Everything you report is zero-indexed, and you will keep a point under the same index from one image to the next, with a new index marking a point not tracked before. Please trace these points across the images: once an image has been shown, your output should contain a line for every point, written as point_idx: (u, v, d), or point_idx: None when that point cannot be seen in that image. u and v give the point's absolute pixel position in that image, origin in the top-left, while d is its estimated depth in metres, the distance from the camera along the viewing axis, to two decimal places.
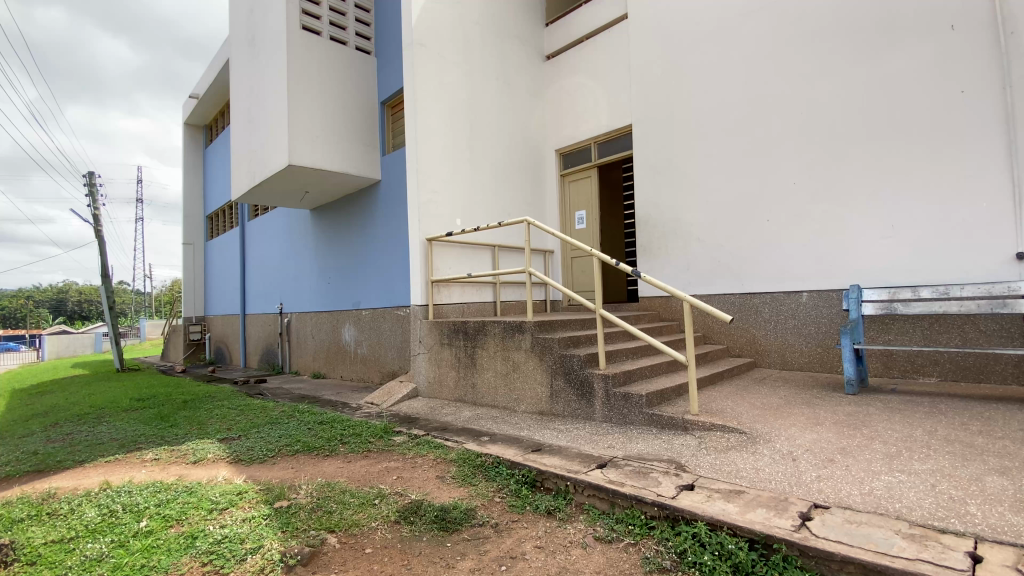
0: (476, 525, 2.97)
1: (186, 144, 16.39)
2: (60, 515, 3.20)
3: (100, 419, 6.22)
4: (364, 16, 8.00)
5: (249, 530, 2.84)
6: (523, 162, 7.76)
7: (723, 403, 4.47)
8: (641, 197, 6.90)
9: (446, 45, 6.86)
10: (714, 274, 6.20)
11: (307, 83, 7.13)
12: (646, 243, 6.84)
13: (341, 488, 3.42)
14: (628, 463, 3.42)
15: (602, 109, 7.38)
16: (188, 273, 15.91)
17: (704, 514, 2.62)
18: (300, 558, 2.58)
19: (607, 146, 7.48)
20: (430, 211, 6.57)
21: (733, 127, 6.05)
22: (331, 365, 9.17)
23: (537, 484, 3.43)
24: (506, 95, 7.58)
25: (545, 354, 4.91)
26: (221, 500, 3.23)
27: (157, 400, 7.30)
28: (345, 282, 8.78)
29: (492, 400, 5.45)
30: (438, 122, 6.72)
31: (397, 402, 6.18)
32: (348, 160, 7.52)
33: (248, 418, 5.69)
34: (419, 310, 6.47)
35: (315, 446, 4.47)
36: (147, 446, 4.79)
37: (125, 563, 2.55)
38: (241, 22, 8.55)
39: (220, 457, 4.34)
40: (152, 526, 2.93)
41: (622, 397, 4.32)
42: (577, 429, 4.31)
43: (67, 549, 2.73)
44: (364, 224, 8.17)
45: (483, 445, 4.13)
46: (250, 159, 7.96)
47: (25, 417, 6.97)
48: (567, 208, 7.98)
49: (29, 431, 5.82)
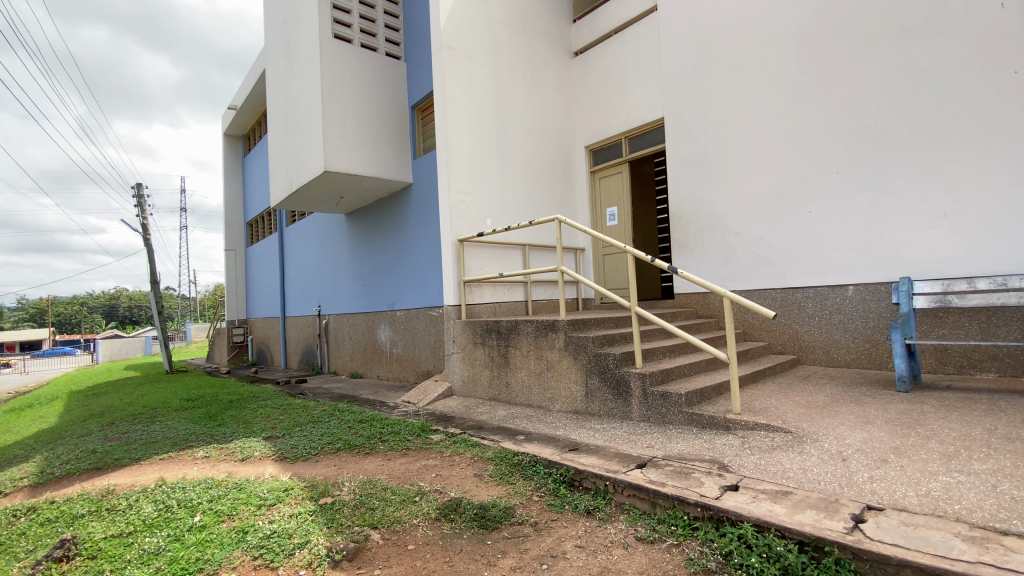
0: (515, 523, 2.97)
1: (226, 154, 16.99)
2: (120, 510, 3.36)
3: (153, 418, 6.53)
4: (393, 22, 8.13)
5: (296, 526, 2.92)
6: (552, 160, 7.73)
7: (766, 402, 4.34)
8: (675, 192, 6.79)
9: (473, 46, 6.91)
10: (753, 268, 6.03)
11: (340, 90, 7.30)
12: (681, 239, 6.73)
13: (382, 486, 3.48)
14: (668, 463, 3.36)
15: (632, 103, 7.29)
16: (230, 277, 16.55)
17: (749, 515, 2.54)
18: (345, 554, 2.63)
19: (638, 141, 7.37)
20: (461, 211, 6.63)
21: (770, 116, 5.87)
22: (368, 366, 9.35)
23: (575, 483, 3.41)
24: (534, 93, 7.57)
25: (580, 354, 4.88)
26: (269, 497, 3.33)
27: (204, 400, 7.60)
28: (379, 284, 8.95)
29: (526, 399, 5.44)
30: (468, 122, 6.77)
31: (432, 401, 6.24)
32: (380, 164, 7.65)
33: (291, 417, 5.87)
34: (452, 310, 6.54)
35: (355, 444, 4.56)
36: (198, 444, 4.99)
37: (181, 557, 2.66)
38: (276, 34, 8.82)
39: (266, 455, 4.49)
40: (205, 521, 3.04)
41: (660, 396, 4.25)
42: (614, 428, 4.26)
43: (127, 543, 2.86)
44: (397, 227, 8.30)
45: (520, 444, 4.13)
46: (287, 167, 8.20)
47: (84, 416, 7.38)
48: (598, 205, 7.92)
49: (89, 431, 6.14)
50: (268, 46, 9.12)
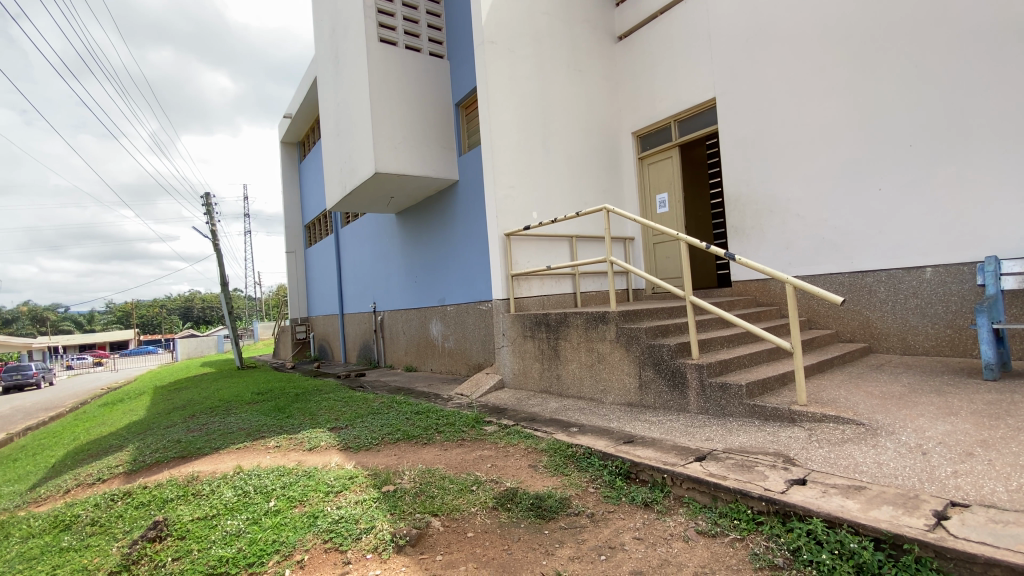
0: (572, 514, 2.97)
1: (283, 160, 17.87)
2: (204, 494, 3.65)
3: (227, 411, 6.99)
4: (435, 21, 8.24)
5: (362, 511, 3.06)
6: (598, 149, 7.61)
7: (834, 392, 4.11)
8: (730, 175, 6.53)
9: (516, 39, 6.89)
10: (818, 252, 5.71)
11: (387, 92, 7.48)
12: (738, 224, 6.47)
13: (440, 475, 3.58)
14: (729, 455, 3.26)
15: (680, 85, 7.06)
16: (292, 278, 17.46)
17: (819, 510, 2.43)
18: (409, 539, 2.73)
19: (689, 124, 7.12)
20: (508, 206, 6.67)
21: (833, 89, 5.52)
22: (421, 359, 9.61)
23: (632, 475, 3.36)
24: (579, 82, 7.47)
25: (632, 345, 4.80)
26: (335, 484, 3.50)
27: (273, 394, 8.07)
28: (430, 280, 9.16)
29: (578, 392, 5.42)
30: (512, 117, 6.78)
31: (485, 393, 6.34)
32: (427, 162, 7.81)
33: (352, 409, 6.14)
34: (501, 304, 6.60)
35: (414, 435, 4.72)
36: (269, 434, 5.32)
37: (260, 538, 2.85)
38: (325, 41, 9.13)
39: (332, 445, 4.72)
40: (279, 506, 3.25)
41: (718, 388, 4.13)
42: (670, 421, 4.18)
43: (211, 525, 3.10)
44: (446, 223, 8.45)
45: (574, 436, 4.12)
46: (340, 170, 8.51)
47: (168, 410, 8.01)
48: (647, 192, 7.72)
49: (172, 423, 6.66)
50: (318, 54, 9.47)
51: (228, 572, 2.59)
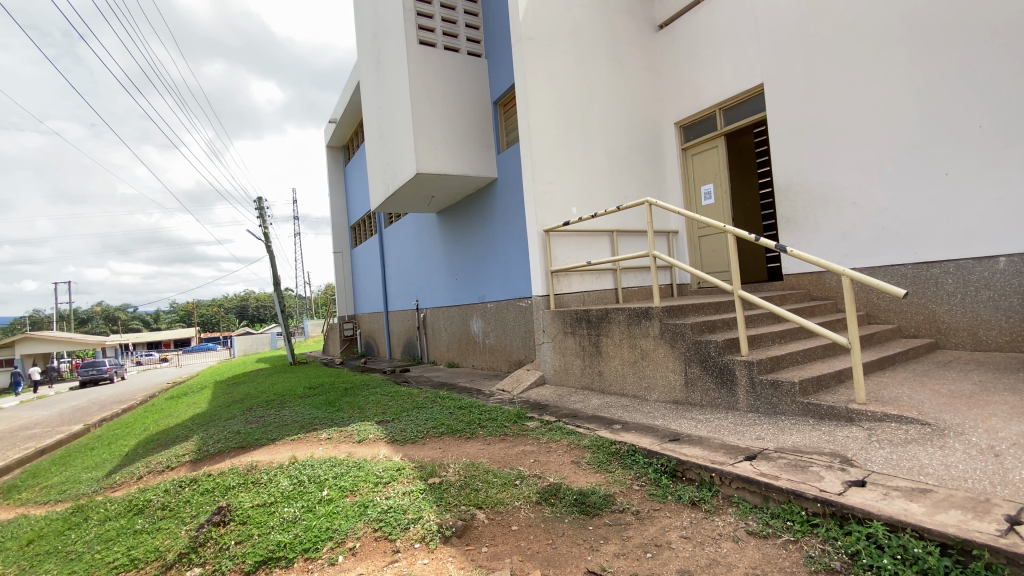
0: (616, 510, 2.95)
1: (329, 164, 18.50)
2: (262, 482, 3.85)
3: (282, 404, 7.32)
4: (474, 20, 8.31)
5: (409, 502, 3.15)
6: (639, 142, 7.47)
7: (896, 390, 3.88)
8: (780, 164, 6.28)
9: (553, 33, 6.86)
10: (877, 243, 5.39)
11: (427, 93, 7.61)
12: (790, 214, 6.21)
13: (484, 468, 3.63)
14: (782, 455, 3.14)
15: (725, 72, 6.83)
16: (339, 277, 18.10)
17: (880, 513, 2.31)
18: (455, 531, 2.79)
19: (734, 112, 6.88)
20: (546, 202, 6.66)
21: (892, 69, 5.19)
22: (463, 355, 9.73)
23: (678, 474, 3.29)
24: (618, 73, 7.35)
25: (677, 341, 4.70)
26: (384, 475, 3.62)
27: (323, 388, 8.40)
28: (470, 277, 9.27)
29: (621, 389, 5.36)
30: (550, 112, 6.76)
31: (526, 389, 6.36)
32: (467, 161, 7.91)
33: (398, 403, 6.30)
34: (541, 301, 6.60)
35: (457, 429, 4.80)
36: (321, 427, 5.54)
37: (314, 525, 2.98)
38: (367, 46, 9.35)
39: (380, 437, 4.88)
40: (332, 495, 3.38)
41: (769, 385, 3.98)
42: (718, 419, 4.07)
43: (270, 512, 3.27)
44: (486, 221, 8.52)
45: (617, 433, 4.08)
46: (383, 171, 8.72)
47: (228, 403, 8.46)
48: (691, 184, 7.52)
49: (232, 416, 7.03)
50: (361, 59, 9.72)
51: (286, 556, 2.73)
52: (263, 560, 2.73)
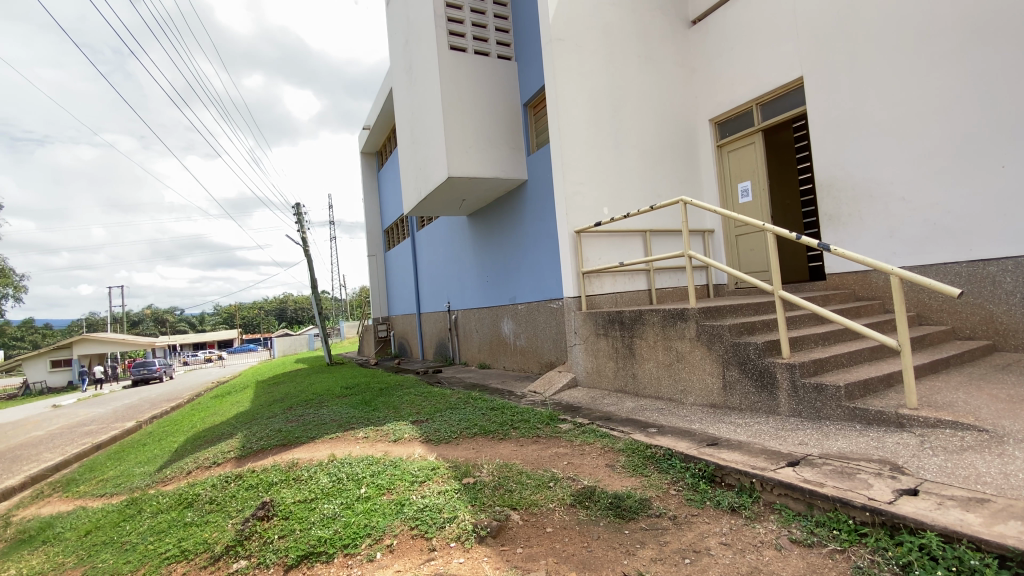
0: (653, 515, 2.90)
1: (363, 170, 18.94)
2: (303, 479, 3.97)
3: (320, 404, 7.52)
4: (503, 24, 8.35)
5: (445, 501, 3.19)
6: (672, 140, 7.34)
7: (951, 395, 3.68)
8: (821, 159, 6.05)
9: (584, 34, 6.83)
10: (928, 239, 5.13)
11: (458, 98, 7.70)
12: (833, 211, 5.98)
13: (518, 470, 3.64)
14: (827, 461, 3.03)
15: (763, 67, 6.64)
16: (374, 280, 18.50)
17: (933, 523, 2.20)
18: (490, 531, 2.81)
19: (772, 107, 6.69)
20: (577, 203, 6.63)
21: (943, 57, 4.94)
22: (495, 356, 9.77)
23: (716, 479, 3.21)
24: (650, 71, 7.25)
25: (714, 344, 4.60)
26: (419, 474, 3.67)
27: (359, 388, 8.59)
28: (502, 279, 9.30)
29: (656, 391, 5.28)
30: (581, 113, 6.73)
31: (558, 391, 6.34)
32: (498, 164, 7.96)
33: (431, 403, 6.38)
34: (573, 302, 6.57)
35: (490, 430, 4.83)
36: (358, 426, 5.67)
37: (353, 522, 3.06)
38: (399, 53, 9.53)
39: (414, 437, 4.96)
40: (370, 492, 3.46)
41: (813, 389, 3.84)
42: (758, 423, 3.95)
43: (311, 508, 3.36)
44: (516, 222, 8.54)
45: (653, 437, 4.02)
46: (416, 175, 8.87)
47: (269, 402, 8.76)
48: (727, 182, 7.35)
49: (274, 414, 7.28)
50: (394, 67, 9.91)
51: (327, 552, 2.81)
52: (305, 554, 2.82)
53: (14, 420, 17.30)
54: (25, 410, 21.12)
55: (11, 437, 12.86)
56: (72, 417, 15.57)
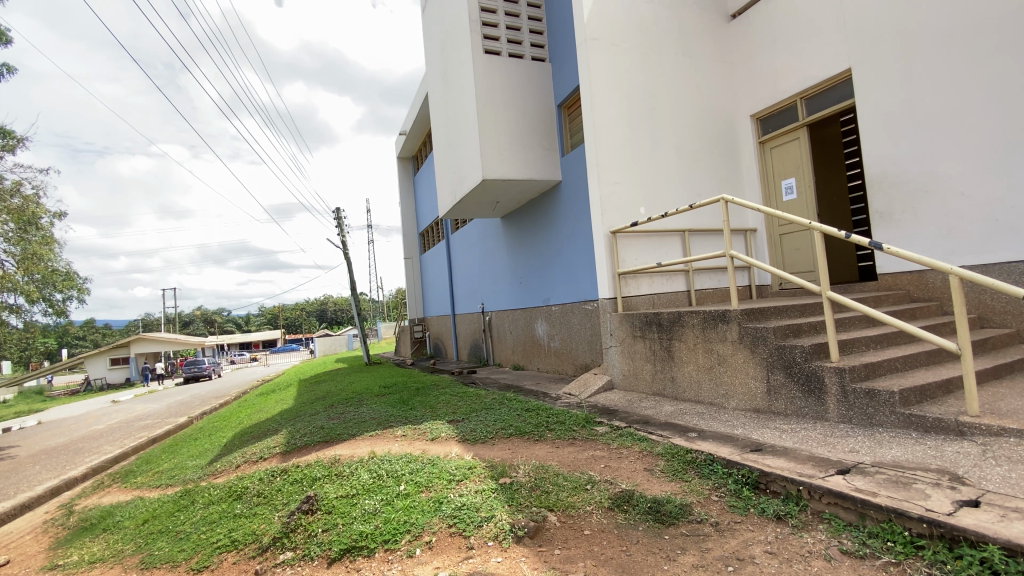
0: (694, 521, 2.84)
1: (400, 174, 19.32)
2: (344, 474, 4.08)
3: (360, 402, 7.71)
4: (538, 26, 8.36)
5: (482, 500, 3.21)
6: (712, 137, 7.17)
7: (1018, 402, 3.44)
8: (871, 154, 5.77)
9: (618, 32, 6.77)
10: (991, 237, 4.81)
11: (493, 100, 7.76)
12: (884, 208, 5.69)
13: (554, 471, 3.62)
14: (880, 470, 2.88)
15: (807, 59, 6.40)
16: (410, 282, 18.85)
17: (997, 536, 2.07)
18: (527, 531, 2.81)
19: (818, 101, 6.43)
20: (613, 203, 6.57)
21: (1007, 43, 4.64)
22: (529, 358, 9.76)
23: (761, 486, 3.11)
24: (687, 68, 7.10)
25: (758, 346, 4.46)
26: (457, 473, 3.71)
27: (397, 388, 8.76)
28: (536, 281, 9.29)
29: (696, 395, 5.16)
30: (616, 112, 6.66)
31: (594, 393, 6.28)
32: (532, 165, 7.99)
33: (467, 403, 6.44)
34: (609, 304, 6.50)
35: (526, 431, 4.83)
36: (396, 424, 5.79)
37: (393, 518, 3.12)
38: (434, 59, 9.68)
39: (451, 436, 5.02)
40: (409, 489, 3.52)
41: (864, 395, 3.67)
42: (805, 429, 3.80)
43: (352, 503, 3.45)
44: (551, 224, 8.52)
45: (693, 442, 3.93)
46: (451, 178, 8.98)
47: (311, 400, 9.06)
48: (770, 179, 7.11)
49: (316, 412, 7.51)
50: (430, 72, 10.07)
51: (368, 546, 2.88)
52: (347, 548, 2.90)
53: (80, 414, 18.53)
54: (88, 405, 22.56)
55: (76, 430, 13.77)
56: (131, 412, 16.55)
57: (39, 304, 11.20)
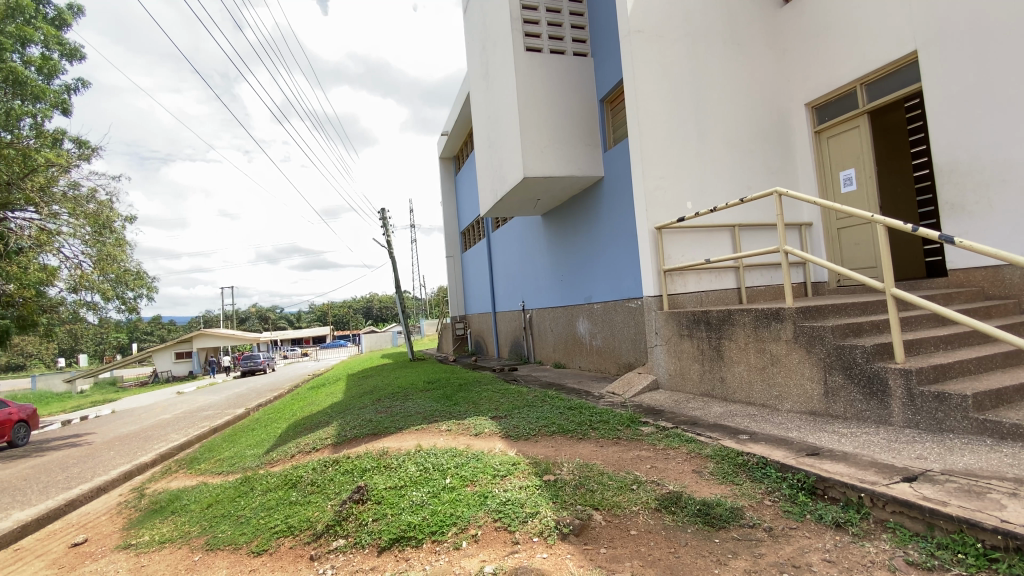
0: (745, 525, 2.75)
1: (442, 174, 19.63)
2: (392, 466, 4.20)
3: (405, 397, 7.91)
4: (579, 21, 8.27)
5: (527, 496, 3.23)
6: (763, 128, 6.89)
7: None
8: (939, 141, 5.37)
9: (664, 24, 6.62)
10: None
11: (534, 97, 7.75)
12: (955, 199, 5.29)
13: (599, 471, 3.59)
14: (950, 479, 2.69)
15: (868, 42, 6.02)
16: (452, 280, 19.14)
17: None
18: (572, 529, 2.81)
19: (880, 87, 6.06)
20: (657, 199, 6.44)
21: None
22: (571, 356, 9.71)
23: (818, 492, 2.98)
24: (737, 57, 6.85)
25: (814, 346, 4.26)
26: (501, 468, 3.75)
27: (440, 383, 8.92)
28: (578, 279, 9.22)
29: (747, 397, 4.98)
30: (660, 106, 6.52)
31: (638, 393, 6.18)
32: (575, 162, 7.93)
33: (509, 400, 6.49)
34: (654, 301, 6.39)
35: (569, 429, 4.81)
36: (441, 419, 5.89)
37: (440, 510, 3.18)
38: (476, 58, 9.75)
39: (494, 432, 5.07)
40: (454, 483, 3.58)
41: (933, 398, 3.44)
42: (867, 434, 3.60)
43: (400, 494, 3.54)
44: (593, 220, 8.43)
45: (744, 444, 3.80)
46: (493, 176, 9.03)
47: (360, 394, 9.35)
48: (826, 171, 6.76)
49: (364, 406, 7.76)
50: (471, 71, 10.14)
51: (416, 537, 2.96)
52: (396, 537, 2.99)
53: (149, 404, 19.87)
54: (156, 396, 24.15)
55: (146, 419, 14.79)
56: (194, 403, 17.61)
57: (114, 302, 12.07)
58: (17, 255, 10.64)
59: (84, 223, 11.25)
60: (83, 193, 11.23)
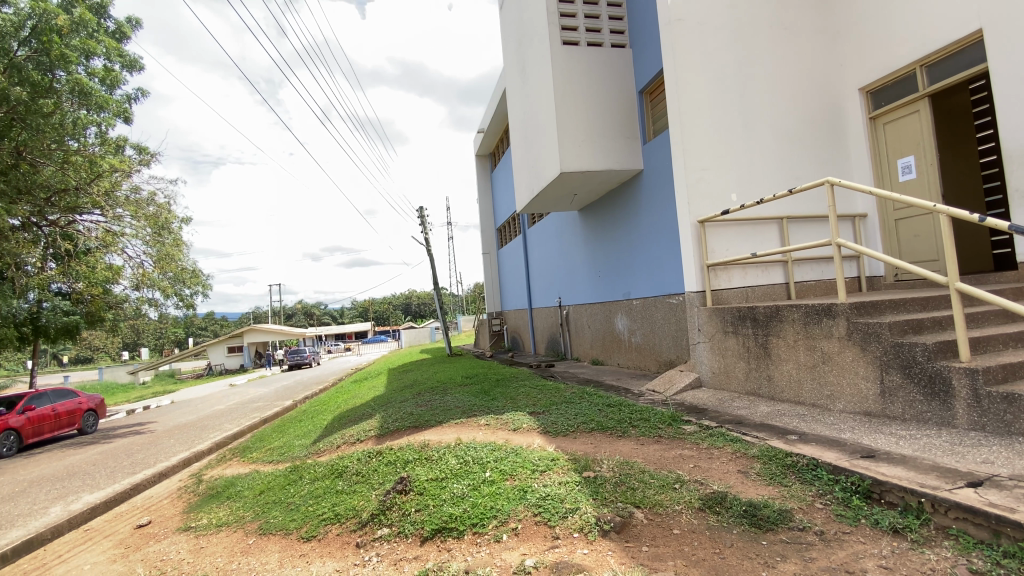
0: (795, 528, 2.65)
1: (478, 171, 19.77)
2: (433, 458, 4.28)
3: (444, 391, 8.04)
4: (617, 12, 8.12)
5: (566, 492, 3.24)
6: (812, 115, 6.59)
7: None
8: (1008, 124, 5.00)
9: (707, 11, 6.42)
10: None
11: (570, 91, 7.68)
12: None
13: (640, 468, 3.55)
14: (1021, 485, 2.52)
15: (929, 21, 5.64)
16: (489, 276, 19.27)
17: None
18: (613, 526, 2.79)
19: (943, 68, 5.67)
20: (699, 192, 6.28)
21: None
22: (609, 353, 9.61)
23: (873, 496, 2.85)
24: (784, 42, 6.58)
25: (870, 344, 4.05)
26: (540, 463, 3.76)
27: (478, 379, 9.01)
28: (616, 275, 9.10)
29: (796, 396, 4.81)
30: (702, 95, 6.34)
31: (680, 391, 6.06)
32: (613, 155, 7.82)
33: (547, 396, 6.48)
34: (697, 297, 6.24)
35: (608, 427, 4.77)
36: (480, 413, 5.95)
37: (481, 503, 3.22)
38: (512, 54, 9.75)
39: (533, 427, 5.09)
40: (494, 476, 3.62)
41: (1002, 399, 3.22)
42: (928, 436, 3.41)
43: (442, 486, 3.60)
44: (632, 215, 8.30)
45: (793, 445, 3.67)
46: (530, 172, 9.02)
47: (401, 388, 9.57)
48: (883, 158, 6.39)
49: (404, 399, 7.93)
50: (507, 67, 10.14)
51: (457, 529, 3.01)
52: (438, 528, 3.06)
53: (204, 396, 20.99)
54: (210, 388, 25.46)
55: (202, 410, 15.64)
56: (244, 395, 18.46)
57: (172, 299, 12.81)
58: (86, 255, 11.59)
59: (145, 224, 11.95)
60: (143, 196, 11.93)
